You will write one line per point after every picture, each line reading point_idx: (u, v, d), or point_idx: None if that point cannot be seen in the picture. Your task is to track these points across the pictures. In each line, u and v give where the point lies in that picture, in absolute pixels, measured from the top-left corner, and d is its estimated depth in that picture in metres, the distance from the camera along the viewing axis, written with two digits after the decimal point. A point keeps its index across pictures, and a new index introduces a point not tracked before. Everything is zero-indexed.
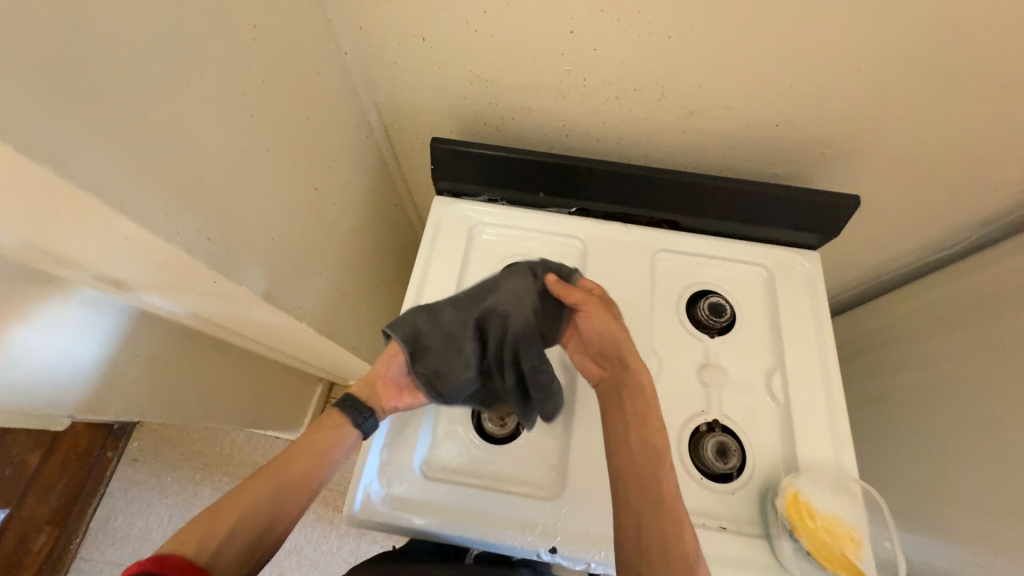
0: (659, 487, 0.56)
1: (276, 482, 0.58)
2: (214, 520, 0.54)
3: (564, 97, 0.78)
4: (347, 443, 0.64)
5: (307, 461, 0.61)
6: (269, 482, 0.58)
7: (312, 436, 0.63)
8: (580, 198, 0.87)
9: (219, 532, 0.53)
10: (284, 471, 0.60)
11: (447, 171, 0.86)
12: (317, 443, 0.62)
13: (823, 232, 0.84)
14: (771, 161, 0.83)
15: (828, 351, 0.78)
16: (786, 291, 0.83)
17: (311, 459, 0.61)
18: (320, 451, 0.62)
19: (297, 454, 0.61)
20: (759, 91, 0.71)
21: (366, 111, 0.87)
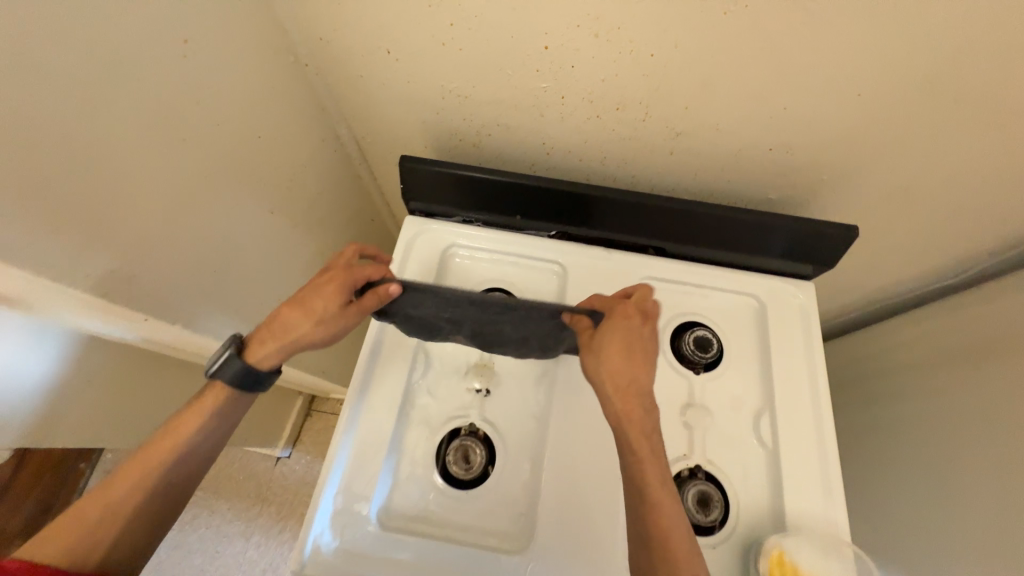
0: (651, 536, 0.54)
1: (164, 467, 0.57)
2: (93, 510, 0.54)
3: (543, 115, 0.73)
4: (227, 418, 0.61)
5: (194, 443, 0.58)
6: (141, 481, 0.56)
7: (192, 420, 0.59)
8: (560, 222, 0.82)
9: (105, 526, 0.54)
10: (167, 456, 0.57)
11: (420, 190, 0.81)
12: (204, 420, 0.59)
13: (819, 262, 0.78)
14: (764, 184, 0.77)
15: (823, 391, 0.72)
16: (778, 325, 0.77)
17: (199, 440, 0.59)
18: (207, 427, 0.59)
19: (175, 439, 0.58)
20: (750, 112, 0.66)
21: (334, 123, 0.81)
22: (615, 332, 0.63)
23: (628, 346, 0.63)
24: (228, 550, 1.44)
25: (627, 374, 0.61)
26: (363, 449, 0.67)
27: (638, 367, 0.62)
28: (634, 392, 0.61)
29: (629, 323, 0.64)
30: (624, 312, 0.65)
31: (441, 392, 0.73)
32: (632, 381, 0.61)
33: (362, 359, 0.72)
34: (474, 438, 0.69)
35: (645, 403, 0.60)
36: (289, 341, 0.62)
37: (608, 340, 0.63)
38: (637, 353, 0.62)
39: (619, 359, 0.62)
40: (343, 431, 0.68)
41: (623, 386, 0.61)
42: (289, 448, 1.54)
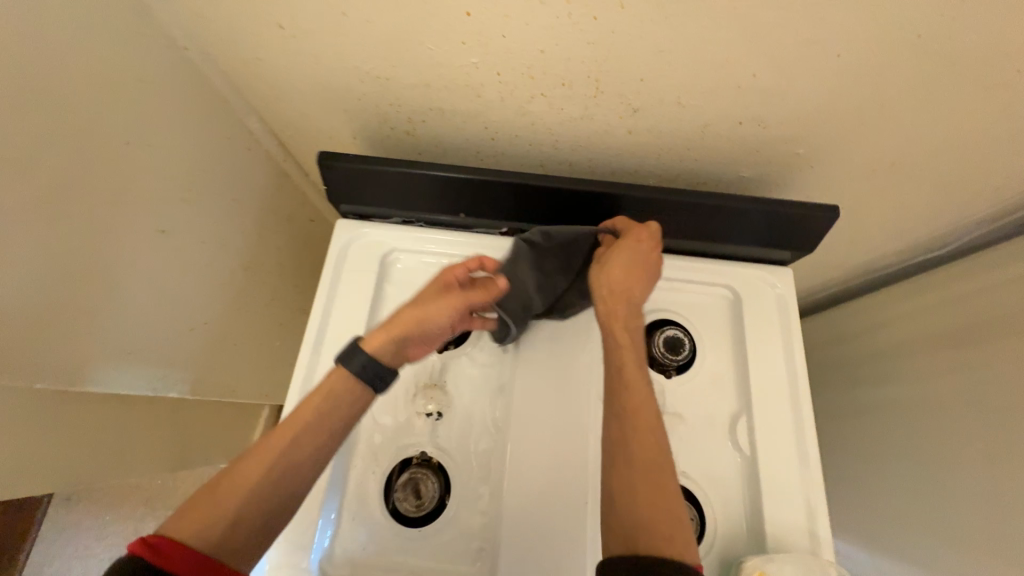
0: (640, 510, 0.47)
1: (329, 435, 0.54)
2: (229, 492, 0.49)
3: (480, 96, 0.62)
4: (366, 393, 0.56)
5: (315, 424, 0.53)
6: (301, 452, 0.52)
7: (310, 401, 0.54)
8: (511, 217, 0.73)
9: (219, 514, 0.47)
10: (291, 438, 0.52)
11: (348, 191, 0.71)
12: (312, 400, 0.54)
13: (795, 247, 0.72)
14: (736, 161, 0.69)
15: (803, 389, 0.67)
16: (753, 318, 0.71)
17: (301, 436, 0.53)
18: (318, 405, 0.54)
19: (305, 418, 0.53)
20: (715, 84, 0.56)
21: (243, 117, 0.70)
22: (625, 248, 0.63)
23: (629, 261, 0.62)
24: None
25: (621, 282, 0.62)
26: None
27: (634, 279, 0.62)
28: (622, 301, 0.61)
29: (637, 241, 0.64)
30: (635, 232, 0.64)
31: (388, 419, 0.65)
32: (627, 292, 0.61)
33: (295, 388, 0.64)
34: (427, 469, 0.63)
35: (631, 313, 0.60)
36: (407, 330, 0.59)
37: (613, 255, 0.62)
38: (639, 266, 0.62)
39: (617, 272, 0.62)
40: None
41: (614, 292, 0.61)
42: None
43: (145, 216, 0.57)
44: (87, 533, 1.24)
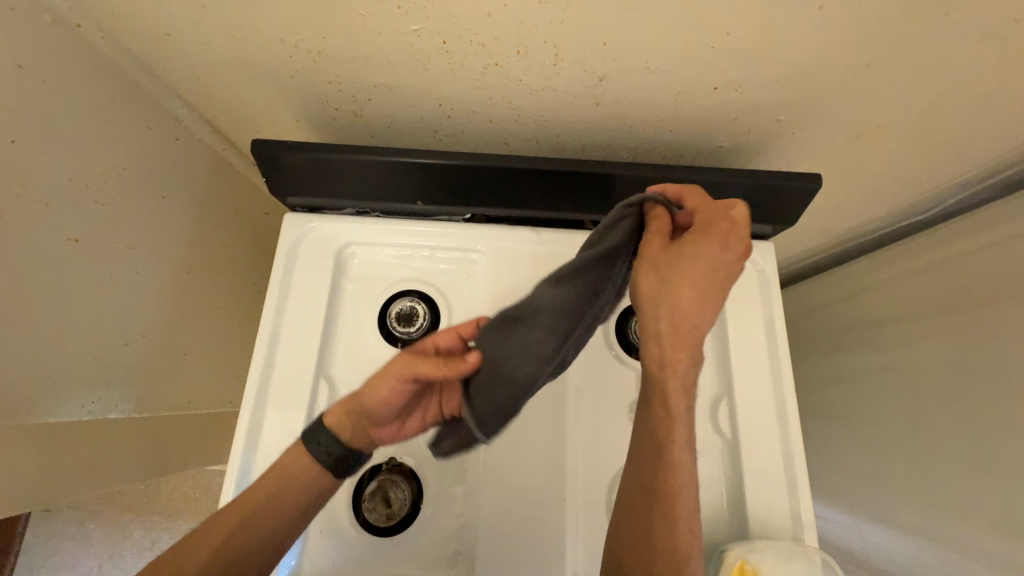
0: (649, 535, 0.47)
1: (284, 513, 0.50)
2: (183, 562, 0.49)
3: (427, 69, 0.56)
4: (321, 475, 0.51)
5: (268, 506, 0.50)
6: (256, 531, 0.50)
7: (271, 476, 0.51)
8: (474, 202, 0.67)
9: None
10: (245, 516, 0.50)
11: (293, 182, 0.65)
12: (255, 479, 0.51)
13: (777, 220, 0.68)
14: (713, 131, 0.64)
15: (787, 368, 0.64)
16: (734, 297, 0.68)
17: (257, 514, 0.50)
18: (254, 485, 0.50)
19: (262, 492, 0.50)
20: (686, 44, 0.50)
21: (165, 102, 0.62)
22: (698, 258, 0.45)
23: (703, 284, 0.45)
24: None
25: (680, 310, 0.45)
26: None
27: (703, 310, 0.45)
28: (686, 345, 0.46)
29: (714, 243, 0.46)
30: (709, 229, 0.47)
31: None
32: (695, 326, 0.46)
33: (249, 400, 0.60)
34: (396, 476, 0.59)
35: (694, 360, 0.46)
36: (357, 405, 0.50)
37: (681, 273, 0.45)
38: (713, 290, 0.45)
39: (686, 297, 0.45)
40: (233, 490, 0.57)
41: (678, 329, 0.45)
42: None
43: (53, 224, 0.51)
44: (68, 544, 1.21)
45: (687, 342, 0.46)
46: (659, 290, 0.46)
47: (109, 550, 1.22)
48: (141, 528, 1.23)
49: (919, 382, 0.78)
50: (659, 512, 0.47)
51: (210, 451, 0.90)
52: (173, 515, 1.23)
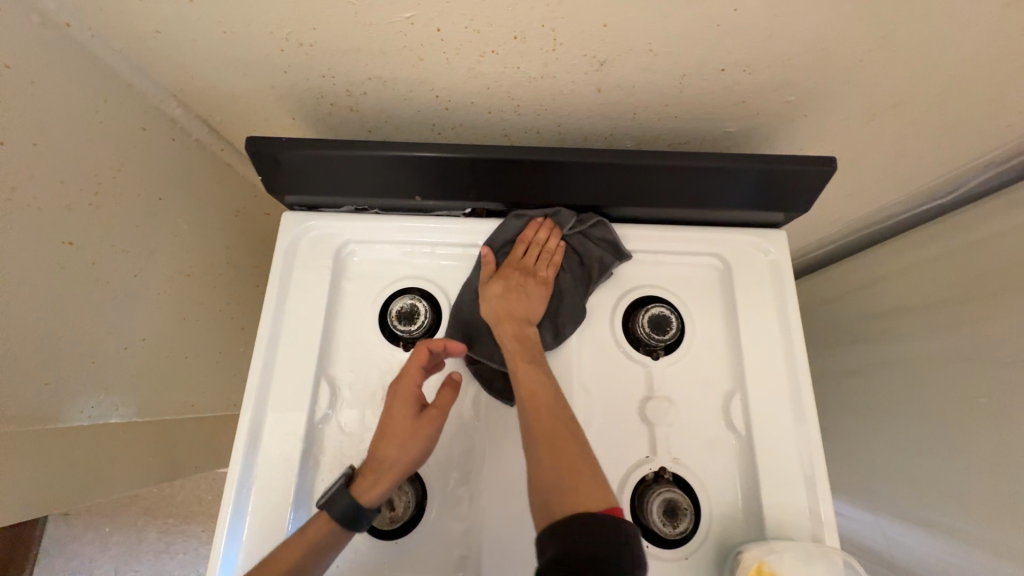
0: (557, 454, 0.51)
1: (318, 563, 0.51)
2: None
3: (421, 59, 0.54)
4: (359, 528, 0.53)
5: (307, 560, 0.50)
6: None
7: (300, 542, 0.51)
8: (475, 197, 0.66)
9: None
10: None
11: (290, 180, 0.63)
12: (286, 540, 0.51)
13: (788, 207, 0.65)
14: (719, 116, 0.62)
15: (802, 360, 0.62)
16: (745, 287, 0.66)
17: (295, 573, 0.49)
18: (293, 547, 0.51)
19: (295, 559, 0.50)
20: (690, 24, 0.48)
21: (160, 103, 0.61)
22: (508, 271, 0.65)
23: (515, 282, 0.65)
24: None
25: (506, 292, 0.64)
26: (265, 507, 0.57)
27: (523, 298, 0.64)
28: (512, 320, 0.62)
29: (522, 257, 0.67)
30: (523, 244, 0.67)
31: (354, 427, 0.60)
32: (518, 311, 0.63)
33: (248, 402, 0.59)
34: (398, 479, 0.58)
35: (522, 326, 0.62)
36: (393, 474, 0.54)
37: (500, 281, 0.64)
38: (528, 285, 0.64)
39: (502, 295, 0.63)
40: (236, 493, 0.57)
41: (510, 311, 0.63)
42: None
43: (48, 229, 0.50)
44: (83, 548, 1.23)
45: (520, 317, 0.63)
46: (482, 302, 0.64)
47: (126, 553, 1.23)
48: (155, 532, 1.23)
49: (943, 375, 0.74)
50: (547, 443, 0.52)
51: (217, 454, 0.90)
52: (187, 518, 1.24)
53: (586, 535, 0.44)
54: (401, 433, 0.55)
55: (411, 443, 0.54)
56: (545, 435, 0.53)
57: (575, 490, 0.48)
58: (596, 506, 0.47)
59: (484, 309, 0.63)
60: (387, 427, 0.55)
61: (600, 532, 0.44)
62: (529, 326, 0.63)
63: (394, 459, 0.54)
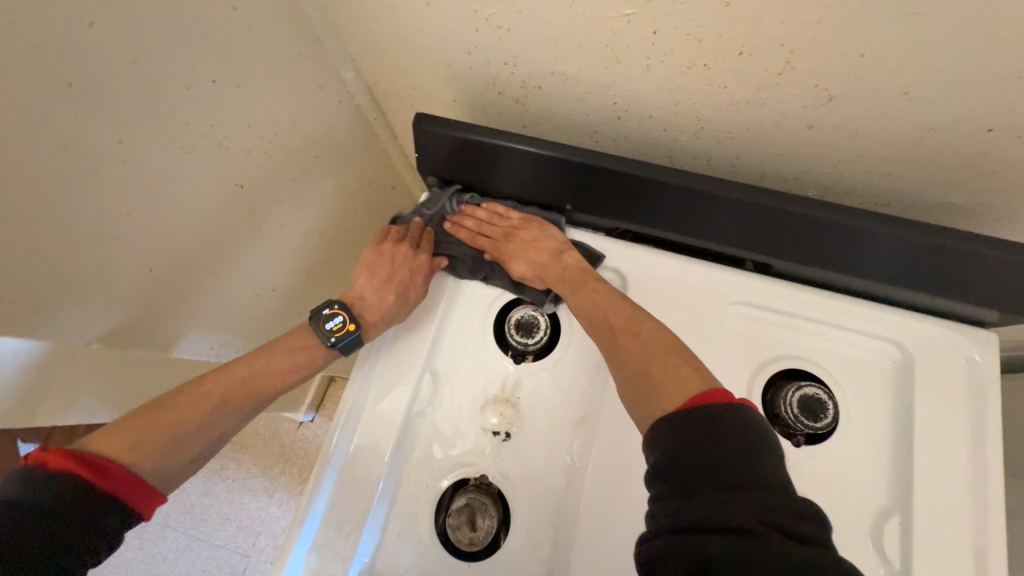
0: (638, 361, 0.49)
1: (293, 371, 0.56)
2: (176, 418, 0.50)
3: (619, 60, 0.49)
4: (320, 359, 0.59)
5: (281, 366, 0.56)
6: (264, 381, 0.55)
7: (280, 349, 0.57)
8: (622, 217, 0.61)
9: (176, 441, 0.49)
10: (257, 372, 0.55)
11: (441, 162, 0.64)
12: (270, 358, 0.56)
13: (1012, 307, 0.53)
14: (949, 182, 0.51)
15: (993, 501, 0.50)
16: (932, 392, 0.54)
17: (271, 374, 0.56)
18: (281, 367, 0.56)
19: (269, 378, 0.55)
20: (983, 69, 0.39)
21: (339, 64, 0.61)
22: (502, 245, 0.63)
23: (515, 241, 0.63)
24: (250, 503, 1.35)
25: (518, 247, 0.63)
26: (347, 491, 0.54)
27: (535, 246, 0.62)
28: (549, 261, 0.61)
29: (489, 239, 0.64)
30: (469, 234, 0.65)
31: (447, 431, 0.57)
32: (543, 257, 0.61)
33: (356, 380, 0.57)
34: (485, 498, 0.54)
35: (561, 261, 0.61)
36: (404, 295, 0.60)
37: (504, 252, 0.63)
38: (526, 237, 0.63)
39: (518, 252, 0.62)
40: (324, 468, 0.54)
41: (540, 260, 0.62)
42: (312, 412, 1.40)
43: (226, 169, 0.51)
44: None
45: (550, 253, 0.61)
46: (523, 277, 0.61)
47: None
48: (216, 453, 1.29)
49: None
50: (621, 354, 0.51)
51: None
52: None
53: (697, 430, 0.39)
54: (405, 273, 0.61)
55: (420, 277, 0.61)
56: (618, 355, 0.51)
57: (668, 386, 0.45)
58: (693, 388, 0.44)
59: (524, 275, 0.61)
60: (384, 270, 0.61)
61: (705, 413, 0.39)
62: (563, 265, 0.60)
63: (402, 287, 0.60)
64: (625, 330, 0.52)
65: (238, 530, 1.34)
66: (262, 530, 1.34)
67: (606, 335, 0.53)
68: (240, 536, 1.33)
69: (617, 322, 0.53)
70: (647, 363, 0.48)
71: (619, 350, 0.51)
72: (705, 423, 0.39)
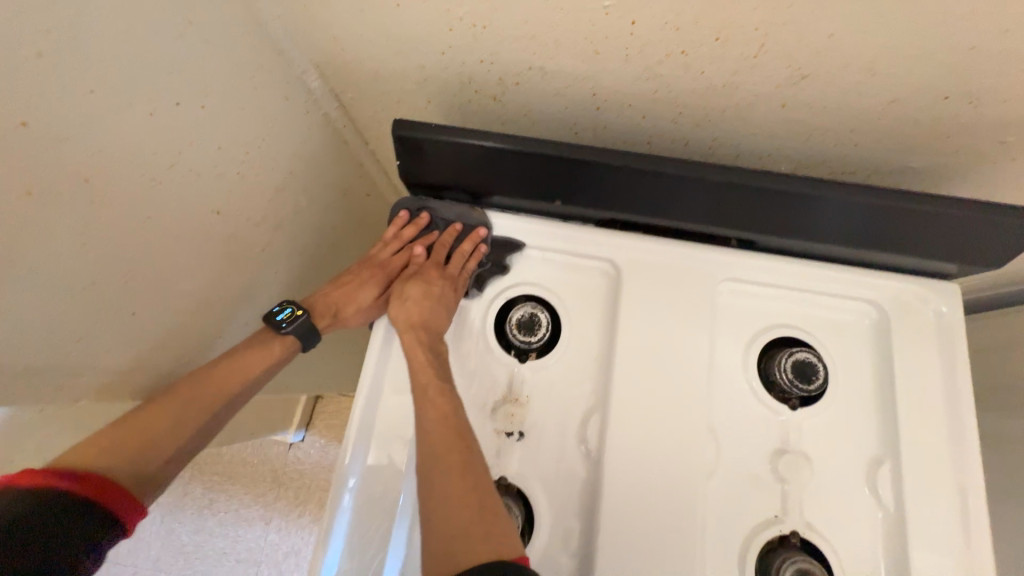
0: (476, 491, 0.47)
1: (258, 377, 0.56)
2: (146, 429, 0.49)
3: (597, 52, 0.49)
4: (284, 353, 0.59)
5: (250, 369, 0.56)
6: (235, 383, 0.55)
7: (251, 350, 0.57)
8: (613, 208, 0.61)
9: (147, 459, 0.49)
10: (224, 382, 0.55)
11: (415, 166, 0.60)
12: (240, 356, 0.56)
13: (969, 258, 0.57)
14: (910, 149, 0.54)
15: (968, 437, 0.55)
16: (908, 343, 0.58)
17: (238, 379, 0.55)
18: (244, 365, 0.56)
19: (239, 385, 0.55)
20: (939, 41, 0.42)
21: (303, 73, 0.58)
22: (424, 273, 0.61)
23: (429, 287, 0.60)
24: (248, 533, 1.30)
25: (419, 299, 0.59)
26: (367, 513, 0.53)
27: (435, 305, 0.59)
28: (423, 328, 0.58)
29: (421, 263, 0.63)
30: (404, 241, 0.64)
31: None
32: (427, 321, 0.58)
33: (360, 399, 0.56)
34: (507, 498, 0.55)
35: (433, 337, 0.58)
36: (342, 298, 0.62)
37: (415, 286, 0.60)
38: (437, 291, 0.60)
39: (417, 300, 0.59)
40: (340, 493, 0.53)
41: (421, 320, 0.58)
42: (301, 431, 1.35)
43: (199, 195, 0.48)
44: None
45: (437, 318, 0.58)
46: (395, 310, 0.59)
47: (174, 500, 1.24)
48: None
49: None
50: (460, 471, 0.48)
51: None
52: None
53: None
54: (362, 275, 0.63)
55: (366, 281, 0.63)
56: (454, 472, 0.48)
57: (488, 536, 0.44)
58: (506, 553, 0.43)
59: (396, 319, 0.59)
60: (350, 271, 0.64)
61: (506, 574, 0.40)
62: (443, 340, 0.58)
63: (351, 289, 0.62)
64: (467, 466, 0.48)
65: (237, 562, 1.29)
66: (263, 559, 1.29)
67: (449, 445, 0.49)
68: (241, 569, 1.29)
69: (466, 450, 0.49)
70: (472, 514, 0.45)
71: (460, 476, 0.48)
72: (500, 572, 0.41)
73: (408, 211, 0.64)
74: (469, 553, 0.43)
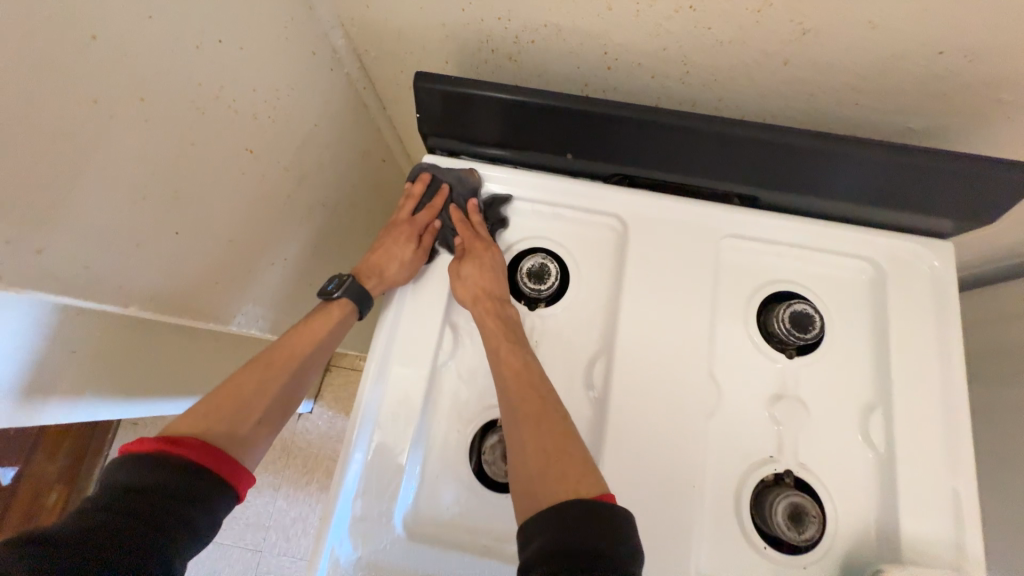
0: (557, 439, 0.49)
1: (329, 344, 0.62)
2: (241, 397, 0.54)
3: (610, 7, 0.52)
4: (348, 321, 0.65)
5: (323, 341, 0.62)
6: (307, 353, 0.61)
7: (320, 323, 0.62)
8: (620, 162, 0.64)
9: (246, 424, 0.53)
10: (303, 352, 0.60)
11: (431, 120, 0.64)
12: (310, 329, 0.62)
13: (961, 215, 0.60)
14: (908, 108, 0.57)
15: (957, 385, 0.58)
16: (901, 298, 0.61)
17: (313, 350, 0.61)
18: (316, 337, 0.62)
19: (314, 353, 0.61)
20: None
21: (329, 30, 0.61)
22: (472, 246, 0.63)
23: (484, 258, 0.62)
24: (257, 499, 1.34)
25: (480, 272, 0.61)
26: (383, 442, 0.57)
27: (496, 274, 0.61)
28: (490, 298, 0.59)
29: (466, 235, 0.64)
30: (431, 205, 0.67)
31: (472, 376, 0.60)
32: (491, 291, 0.60)
33: (380, 338, 0.60)
34: None
35: (500, 307, 0.59)
36: (382, 261, 0.64)
37: (470, 261, 0.62)
38: (493, 260, 0.62)
39: (477, 274, 0.61)
40: (360, 423, 0.57)
41: (484, 291, 0.60)
42: (311, 402, 1.39)
43: (233, 136, 0.51)
44: None
45: (500, 287, 0.60)
46: (456, 287, 0.60)
47: None
48: None
49: None
50: (541, 419, 0.51)
51: None
52: None
53: (584, 523, 0.42)
54: (394, 240, 0.65)
55: (400, 245, 0.65)
56: (533, 420, 0.51)
57: (571, 478, 0.46)
58: (590, 492, 0.45)
59: (461, 295, 0.60)
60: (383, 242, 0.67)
61: (598, 516, 0.42)
62: (508, 304, 0.60)
63: (388, 252, 0.64)
64: (548, 414, 0.51)
65: (247, 526, 1.33)
66: (272, 523, 1.34)
67: (529, 395, 0.52)
68: (250, 532, 1.33)
69: (547, 399, 0.52)
70: (554, 455, 0.48)
71: (542, 424, 0.51)
72: (586, 511, 0.43)
73: (428, 176, 0.67)
74: (551, 493, 0.46)
